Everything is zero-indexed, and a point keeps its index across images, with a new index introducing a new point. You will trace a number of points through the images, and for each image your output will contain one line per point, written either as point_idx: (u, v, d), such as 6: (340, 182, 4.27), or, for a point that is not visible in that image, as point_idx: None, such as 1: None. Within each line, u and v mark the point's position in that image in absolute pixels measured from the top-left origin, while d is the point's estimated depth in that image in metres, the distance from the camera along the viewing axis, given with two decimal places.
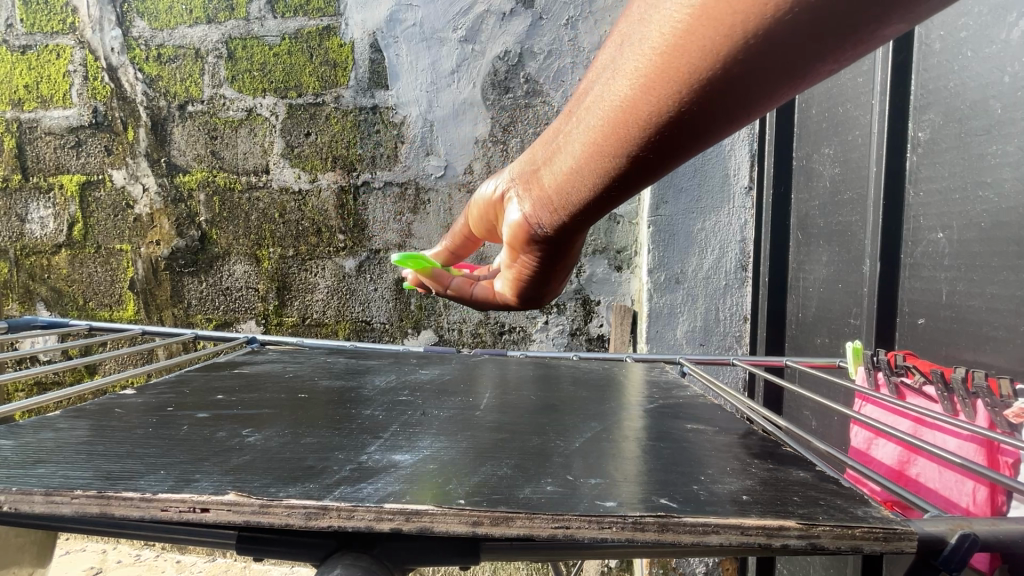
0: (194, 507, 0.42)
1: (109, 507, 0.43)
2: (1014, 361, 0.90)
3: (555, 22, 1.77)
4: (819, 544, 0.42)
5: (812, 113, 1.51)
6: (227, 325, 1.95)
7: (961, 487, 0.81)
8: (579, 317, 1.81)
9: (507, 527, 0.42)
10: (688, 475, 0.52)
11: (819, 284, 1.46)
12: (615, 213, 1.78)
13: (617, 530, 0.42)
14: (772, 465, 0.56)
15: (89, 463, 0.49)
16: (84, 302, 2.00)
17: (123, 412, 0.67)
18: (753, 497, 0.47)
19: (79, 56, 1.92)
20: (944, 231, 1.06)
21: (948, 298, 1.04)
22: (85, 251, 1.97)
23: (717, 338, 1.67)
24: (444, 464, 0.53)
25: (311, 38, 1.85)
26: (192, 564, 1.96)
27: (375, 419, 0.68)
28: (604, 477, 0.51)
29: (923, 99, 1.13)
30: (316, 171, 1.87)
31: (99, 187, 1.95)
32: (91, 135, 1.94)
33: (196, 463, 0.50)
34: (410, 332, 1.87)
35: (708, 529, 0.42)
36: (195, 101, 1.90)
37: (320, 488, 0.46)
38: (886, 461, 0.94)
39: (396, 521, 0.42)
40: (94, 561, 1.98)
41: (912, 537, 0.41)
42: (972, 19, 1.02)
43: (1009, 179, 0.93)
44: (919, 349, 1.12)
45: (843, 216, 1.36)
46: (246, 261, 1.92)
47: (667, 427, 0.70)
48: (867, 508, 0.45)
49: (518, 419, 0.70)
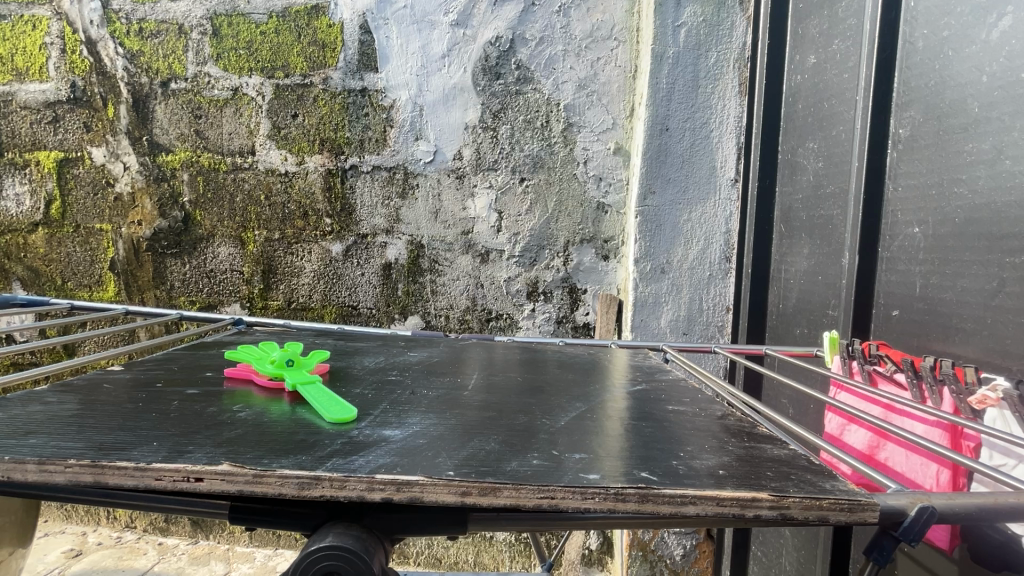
0: (188, 477, 0.44)
1: (103, 476, 0.44)
2: (982, 351, 0.94)
3: (547, 9, 1.76)
4: (789, 515, 0.44)
5: (798, 107, 1.53)
6: (211, 308, 1.93)
7: (925, 470, 0.84)
8: (565, 305, 1.83)
9: (494, 497, 0.44)
10: (669, 452, 0.55)
11: (799, 276, 1.49)
12: (603, 203, 1.80)
13: (599, 501, 0.44)
14: (748, 444, 0.58)
15: (80, 435, 0.50)
16: (62, 282, 1.96)
17: (112, 388, 0.67)
18: (728, 471, 0.50)
19: (57, 28, 1.86)
20: (921, 226, 1.10)
21: (921, 291, 1.08)
22: (63, 229, 1.93)
23: (700, 328, 1.70)
24: (433, 439, 0.54)
25: (300, 17, 1.82)
26: (174, 546, 1.96)
27: (364, 397, 0.69)
28: (588, 452, 0.53)
29: (905, 96, 1.16)
30: (302, 154, 1.85)
31: (78, 164, 1.90)
32: (69, 111, 1.89)
33: (188, 436, 0.51)
34: (396, 317, 1.87)
35: (685, 500, 0.44)
36: (179, 79, 1.86)
37: (312, 460, 0.47)
38: (858, 446, 0.98)
39: (386, 492, 0.43)
40: (74, 543, 1.96)
41: (874, 508, 0.44)
42: (955, 19, 1.04)
43: (983, 177, 0.96)
44: (893, 340, 1.16)
45: (825, 209, 1.39)
46: (230, 244, 1.90)
47: (649, 408, 0.72)
48: (834, 482, 0.48)
49: (504, 399, 0.72)
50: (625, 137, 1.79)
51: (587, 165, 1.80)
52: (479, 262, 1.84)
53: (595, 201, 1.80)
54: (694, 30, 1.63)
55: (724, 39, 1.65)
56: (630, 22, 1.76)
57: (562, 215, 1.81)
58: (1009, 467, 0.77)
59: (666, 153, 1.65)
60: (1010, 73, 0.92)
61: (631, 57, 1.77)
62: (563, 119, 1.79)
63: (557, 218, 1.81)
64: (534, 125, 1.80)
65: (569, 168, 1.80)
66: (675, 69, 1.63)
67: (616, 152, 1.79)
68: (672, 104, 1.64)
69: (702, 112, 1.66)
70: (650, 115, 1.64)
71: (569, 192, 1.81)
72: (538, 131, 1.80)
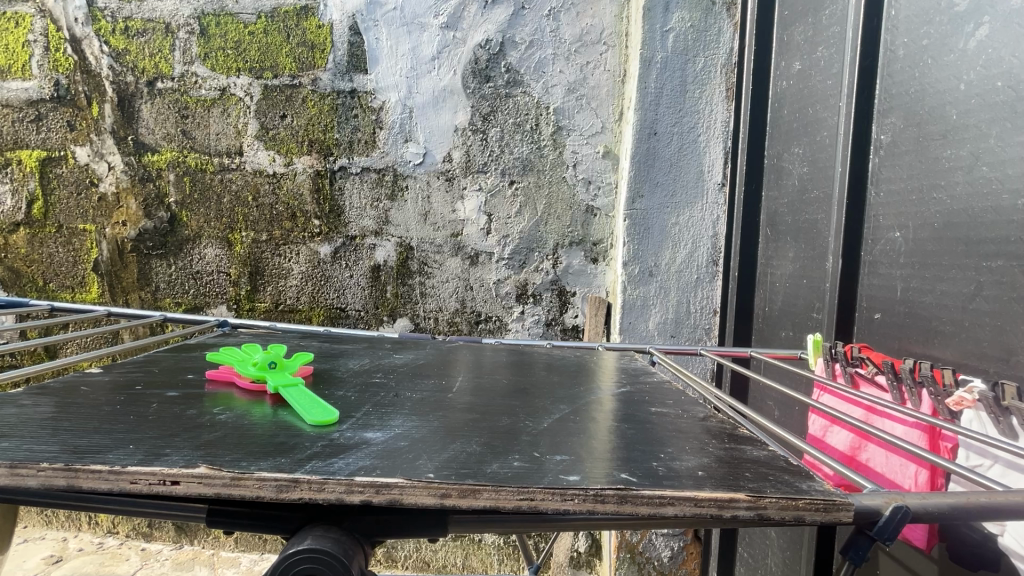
0: (164, 480, 0.43)
1: (76, 479, 0.43)
2: (960, 354, 0.96)
3: (536, 13, 1.77)
4: (765, 515, 0.45)
5: (784, 113, 1.55)
6: (197, 310, 1.90)
7: (904, 470, 0.86)
8: (554, 308, 1.83)
9: (473, 499, 0.44)
10: (650, 453, 0.55)
11: (785, 279, 1.51)
12: (592, 206, 1.81)
13: (578, 502, 0.44)
14: (728, 445, 0.59)
15: (55, 438, 0.49)
16: (44, 283, 1.92)
17: (89, 390, 0.66)
18: (707, 472, 0.50)
19: (40, 25, 1.84)
20: (902, 230, 1.11)
21: (902, 294, 1.10)
22: (45, 230, 1.90)
23: (687, 330, 1.71)
24: (415, 441, 0.54)
25: (289, 17, 1.82)
26: (157, 552, 1.93)
27: (347, 399, 0.69)
28: (569, 454, 0.53)
29: (886, 103, 1.18)
30: (291, 155, 1.84)
31: (61, 163, 1.88)
32: (52, 110, 1.86)
33: (166, 439, 0.51)
34: (385, 319, 1.86)
35: (664, 501, 0.44)
36: (165, 78, 1.84)
37: (291, 462, 0.47)
38: (840, 447, 1.00)
39: (365, 494, 0.43)
40: (54, 549, 1.92)
41: (849, 507, 0.45)
42: (934, 28, 1.06)
43: (961, 182, 0.98)
44: (874, 342, 1.18)
45: (810, 213, 1.41)
46: (217, 245, 1.88)
47: (633, 409, 0.72)
48: (811, 483, 0.49)
49: (489, 401, 0.72)
50: (613, 141, 1.80)
51: (576, 168, 1.80)
52: (468, 264, 1.84)
53: (584, 204, 1.81)
54: (682, 35, 1.65)
55: (712, 45, 1.67)
56: (619, 27, 1.78)
57: (551, 218, 1.82)
58: (984, 468, 0.79)
59: (654, 158, 1.67)
60: (986, 81, 0.95)
61: (620, 62, 1.78)
62: (552, 122, 1.80)
63: (547, 221, 1.82)
64: (524, 128, 1.80)
65: (559, 171, 1.81)
66: (663, 74, 1.65)
67: (606, 156, 1.80)
68: (660, 109, 1.66)
69: (690, 116, 1.68)
70: (638, 119, 1.65)
71: (559, 195, 1.81)
72: (527, 133, 1.80)
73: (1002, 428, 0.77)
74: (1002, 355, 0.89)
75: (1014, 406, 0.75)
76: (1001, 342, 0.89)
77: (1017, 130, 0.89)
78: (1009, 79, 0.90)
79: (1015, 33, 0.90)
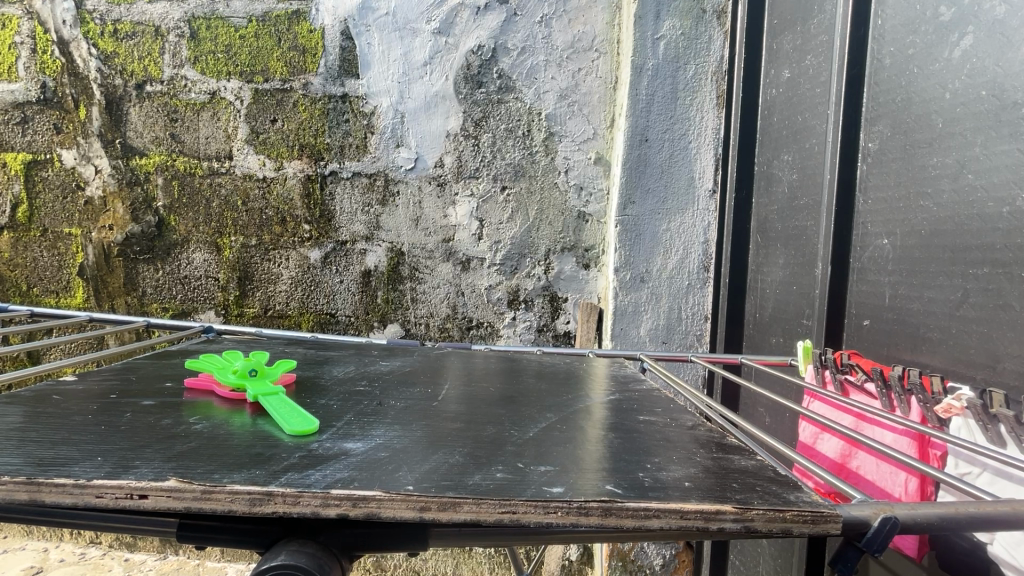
0: (132, 494, 0.42)
1: (39, 494, 0.42)
2: (948, 360, 0.96)
3: (528, 19, 1.78)
4: (752, 527, 0.44)
5: (774, 120, 1.56)
6: (184, 315, 1.88)
7: (894, 478, 0.85)
8: (546, 313, 1.82)
9: (453, 512, 0.43)
10: (636, 463, 0.54)
11: (775, 285, 1.51)
12: (584, 212, 1.81)
13: (562, 515, 0.43)
14: (716, 455, 0.58)
15: (19, 450, 0.48)
16: (28, 287, 1.88)
17: (61, 399, 0.64)
18: (694, 483, 0.49)
19: (27, 27, 1.82)
20: (889, 237, 1.12)
21: (890, 301, 1.10)
22: (29, 233, 1.87)
23: (679, 336, 1.70)
24: (395, 452, 0.53)
25: (280, 22, 1.81)
26: (140, 563, 1.89)
27: (330, 408, 0.67)
28: (555, 465, 0.52)
29: (874, 111, 1.19)
30: (281, 158, 1.83)
31: (46, 166, 1.85)
32: (38, 112, 1.84)
33: (136, 450, 0.49)
34: (375, 325, 1.84)
35: (649, 513, 0.44)
36: (154, 81, 1.83)
37: (266, 474, 0.45)
38: (830, 454, 0.99)
39: (342, 507, 0.42)
40: (35, 560, 1.87)
41: (837, 519, 0.44)
42: (919, 37, 1.07)
43: (946, 190, 0.99)
44: (863, 348, 1.18)
45: (799, 220, 1.41)
46: (206, 249, 1.85)
47: (621, 418, 0.72)
48: (798, 493, 0.48)
49: (475, 409, 0.71)
50: (605, 147, 1.80)
51: (568, 174, 1.80)
52: (460, 269, 1.82)
53: (576, 210, 1.81)
54: (672, 43, 1.66)
55: (703, 52, 1.68)
56: (611, 34, 1.78)
57: (542, 224, 1.81)
58: (973, 476, 0.79)
59: (645, 163, 1.67)
60: (972, 90, 0.95)
61: (612, 68, 1.79)
62: (544, 129, 1.80)
63: (538, 227, 1.81)
64: (516, 134, 1.80)
65: (550, 177, 1.80)
66: (654, 81, 1.65)
67: (597, 162, 1.80)
68: (651, 115, 1.66)
69: (681, 123, 1.68)
70: (630, 125, 1.66)
71: (550, 200, 1.81)
72: (519, 139, 1.80)
73: (990, 435, 0.76)
74: (989, 362, 0.89)
75: (1001, 414, 0.74)
76: (987, 349, 0.89)
77: (1002, 138, 0.89)
78: (993, 88, 0.91)
79: (998, 42, 0.90)
